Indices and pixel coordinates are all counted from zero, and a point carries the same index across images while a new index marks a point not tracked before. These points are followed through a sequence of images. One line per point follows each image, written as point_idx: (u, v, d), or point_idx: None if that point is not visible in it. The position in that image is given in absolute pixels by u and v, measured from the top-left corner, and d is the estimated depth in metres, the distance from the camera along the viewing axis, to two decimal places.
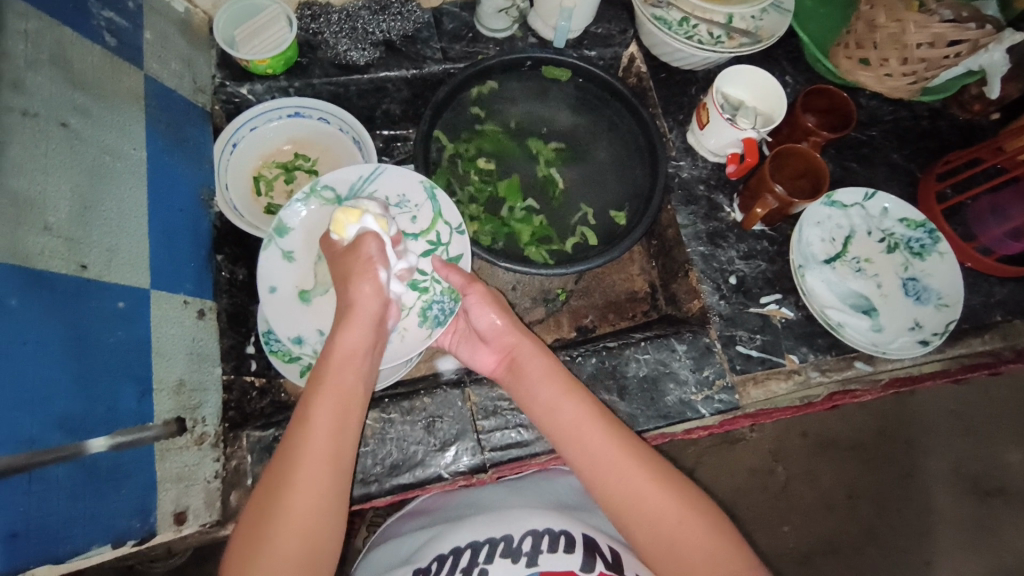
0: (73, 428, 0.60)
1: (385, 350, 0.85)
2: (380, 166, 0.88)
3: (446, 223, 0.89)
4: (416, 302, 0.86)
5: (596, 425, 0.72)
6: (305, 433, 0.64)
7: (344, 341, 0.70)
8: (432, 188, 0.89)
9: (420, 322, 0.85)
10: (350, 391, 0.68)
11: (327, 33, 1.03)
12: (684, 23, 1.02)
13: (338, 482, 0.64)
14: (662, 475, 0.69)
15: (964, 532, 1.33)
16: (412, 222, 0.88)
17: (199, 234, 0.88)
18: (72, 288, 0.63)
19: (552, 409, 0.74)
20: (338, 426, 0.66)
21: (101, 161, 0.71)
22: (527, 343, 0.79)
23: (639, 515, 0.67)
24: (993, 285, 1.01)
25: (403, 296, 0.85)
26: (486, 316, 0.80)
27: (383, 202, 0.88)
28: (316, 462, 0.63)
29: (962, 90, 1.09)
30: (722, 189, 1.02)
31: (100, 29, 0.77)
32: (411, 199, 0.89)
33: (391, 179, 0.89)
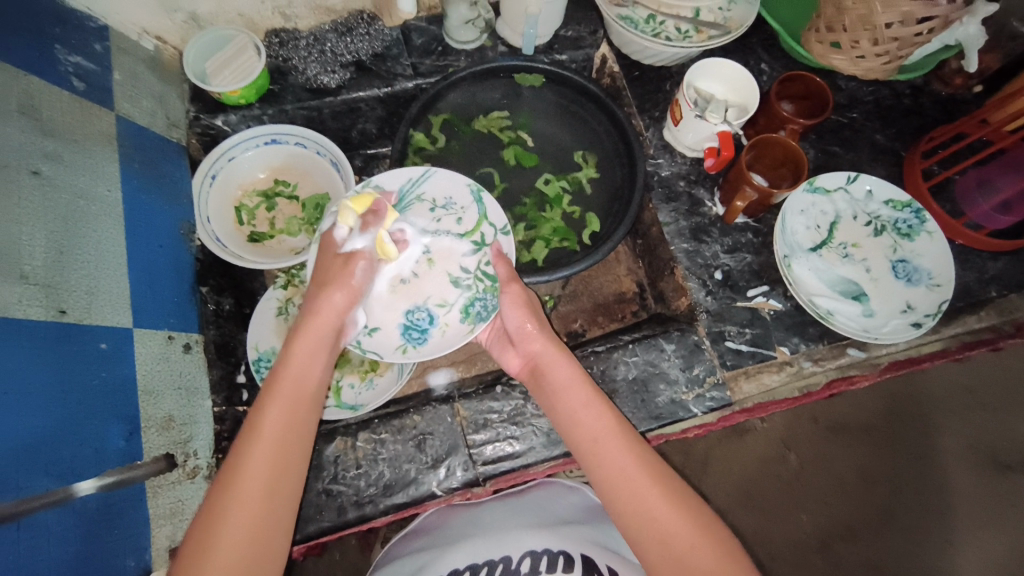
0: (61, 472, 0.61)
1: (426, 346, 0.85)
2: (430, 169, 0.90)
3: (491, 224, 0.89)
4: (459, 299, 0.86)
5: (608, 424, 0.72)
6: (254, 441, 0.63)
7: (303, 351, 0.70)
8: (478, 191, 0.91)
9: (461, 319, 0.85)
10: (303, 400, 0.68)
11: (296, 59, 1.03)
12: (651, 21, 1.02)
13: (280, 504, 0.62)
14: (664, 482, 0.68)
15: (984, 510, 1.31)
16: (458, 222, 0.89)
17: (181, 268, 0.89)
18: (53, 334, 0.64)
19: (575, 411, 0.74)
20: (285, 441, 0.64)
21: (76, 206, 0.72)
22: (547, 342, 0.78)
23: (642, 516, 0.66)
24: (986, 261, 0.99)
25: (446, 293, 0.86)
26: (520, 315, 0.80)
27: (429, 203, 0.90)
28: (259, 475, 0.61)
29: (941, 64, 1.08)
30: (702, 183, 1.01)
31: (68, 75, 0.78)
32: (457, 201, 0.91)
33: (440, 181, 0.91)
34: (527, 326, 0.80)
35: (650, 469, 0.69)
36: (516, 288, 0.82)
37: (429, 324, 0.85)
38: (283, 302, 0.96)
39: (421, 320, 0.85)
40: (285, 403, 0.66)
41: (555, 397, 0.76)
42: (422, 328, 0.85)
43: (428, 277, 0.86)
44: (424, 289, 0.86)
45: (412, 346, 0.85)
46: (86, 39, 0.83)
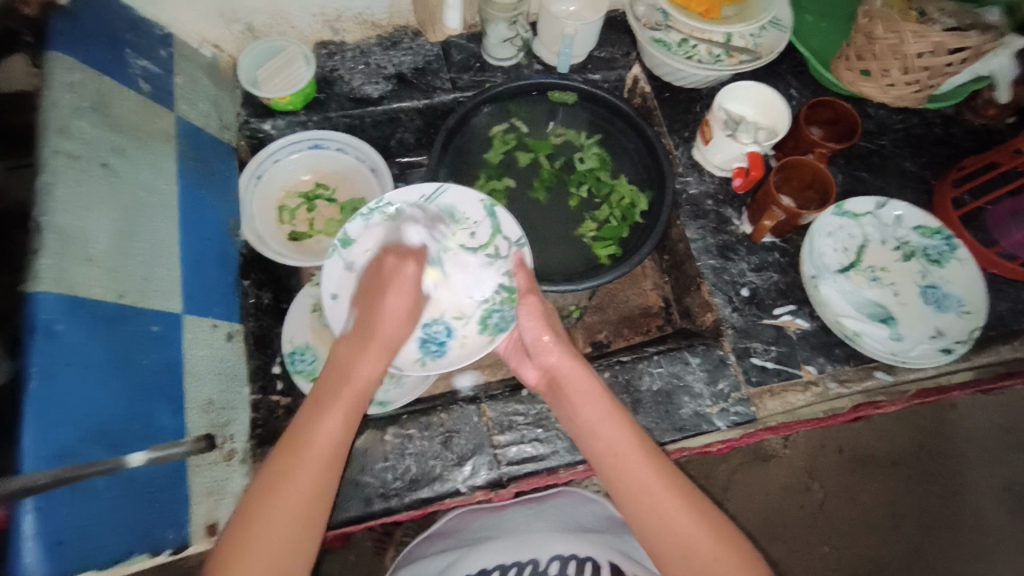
0: (112, 442, 0.64)
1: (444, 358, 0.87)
2: (442, 185, 0.91)
3: (505, 237, 0.91)
4: (476, 311, 0.89)
5: (632, 438, 0.72)
6: (286, 471, 0.63)
7: (364, 366, 0.71)
8: (491, 205, 0.92)
9: (480, 330, 0.88)
10: (353, 413, 0.68)
11: (342, 69, 1.09)
12: (683, 44, 1.06)
13: (317, 516, 0.63)
14: (686, 492, 0.69)
15: (1016, 553, 1.27)
16: (471, 237, 0.92)
17: (227, 261, 0.93)
18: (113, 312, 0.68)
19: (595, 425, 0.74)
20: (323, 476, 0.64)
21: (138, 197, 0.77)
22: (564, 353, 0.79)
23: (666, 530, 0.66)
24: (1018, 290, 0.99)
25: (462, 305, 0.89)
26: (536, 327, 0.82)
27: (443, 218, 0.92)
28: (302, 488, 0.63)
29: (973, 96, 1.08)
30: (730, 203, 1.03)
31: (135, 76, 0.84)
32: (469, 215, 0.92)
33: (452, 196, 0.92)
34: (544, 339, 0.81)
35: (672, 479, 0.69)
36: (533, 300, 0.84)
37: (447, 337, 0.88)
38: (318, 299, 1.00)
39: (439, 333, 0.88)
40: (338, 415, 0.67)
41: (574, 410, 0.76)
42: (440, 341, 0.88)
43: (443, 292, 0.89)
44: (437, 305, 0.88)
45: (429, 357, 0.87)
46: (152, 45, 0.90)
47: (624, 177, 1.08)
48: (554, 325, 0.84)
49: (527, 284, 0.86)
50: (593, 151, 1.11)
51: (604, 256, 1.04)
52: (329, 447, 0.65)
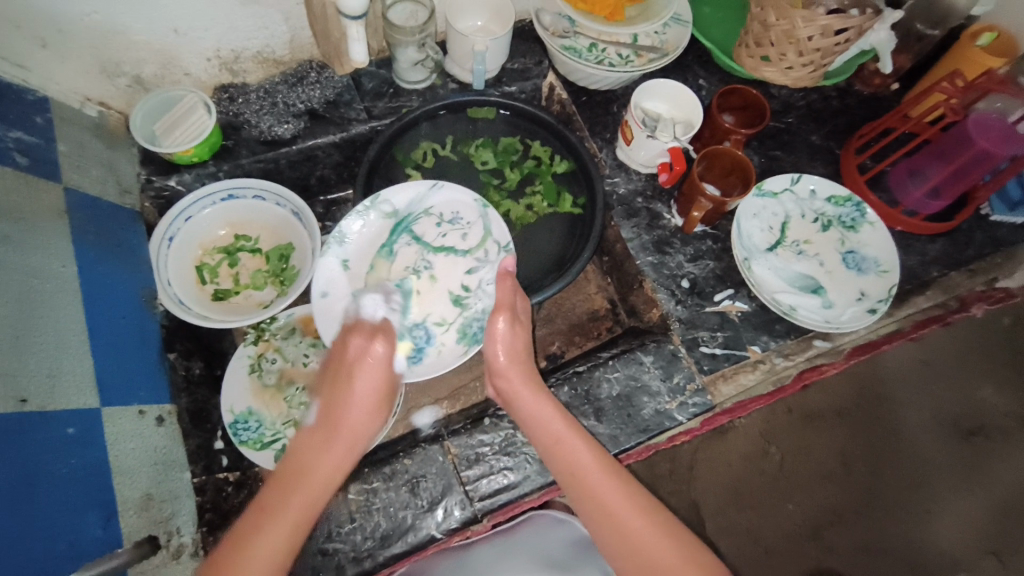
0: (36, 572, 0.57)
1: (421, 364, 0.86)
2: (438, 183, 0.93)
3: (494, 241, 0.92)
4: (456, 318, 0.89)
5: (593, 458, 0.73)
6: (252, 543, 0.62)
7: (322, 467, 0.68)
8: (484, 206, 0.94)
9: (458, 340, 0.88)
10: (307, 515, 0.65)
11: (247, 113, 1.03)
12: (594, 49, 1.07)
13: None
14: (650, 505, 0.70)
15: (955, 474, 1.37)
16: (461, 237, 0.92)
17: (147, 338, 0.86)
18: (15, 425, 0.61)
19: (560, 441, 0.75)
20: (289, 550, 0.63)
21: (29, 288, 0.69)
22: (520, 375, 0.79)
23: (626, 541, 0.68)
24: (925, 244, 1.07)
25: (446, 312, 0.89)
26: (494, 346, 0.80)
27: (436, 218, 0.93)
28: (265, 565, 0.61)
29: (861, 68, 1.16)
30: (659, 198, 1.05)
31: (10, 151, 0.75)
32: (463, 217, 0.94)
33: (445, 197, 0.94)
34: (500, 360, 0.80)
35: (631, 493, 0.71)
36: (501, 320, 0.80)
37: (426, 343, 0.87)
38: (256, 358, 0.95)
39: (419, 339, 0.87)
40: (295, 507, 0.65)
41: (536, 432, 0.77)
42: (418, 347, 0.87)
43: (429, 295, 0.89)
44: (425, 306, 0.89)
45: (407, 363, 0.86)
46: (25, 113, 0.81)
47: (536, 141, 1.10)
48: (519, 352, 0.81)
49: (505, 300, 0.81)
50: (478, 143, 1.10)
51: (573, 207, 1.06)
52: (278, 546, 0.62)
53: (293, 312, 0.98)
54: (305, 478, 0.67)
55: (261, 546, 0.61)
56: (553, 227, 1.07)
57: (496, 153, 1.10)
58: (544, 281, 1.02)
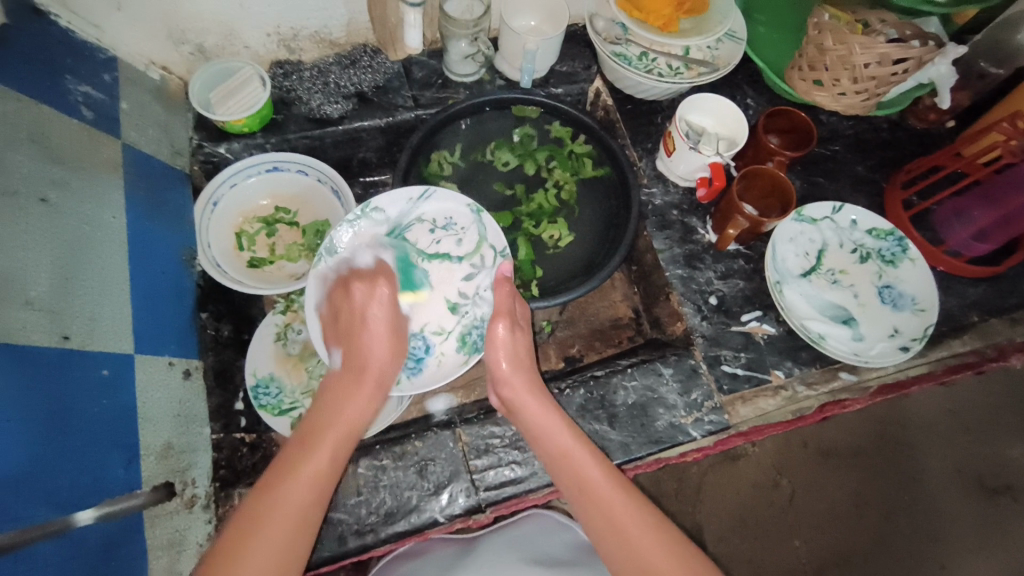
0: (60, 502, 0.60)
1: (421, 376, 0.87)
2: (430, 189, 0.90)
3: (491, 248, 0.91)
4: (455, 327, 0.89)
5: (604, 479, 0.72)
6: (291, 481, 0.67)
7: (352, 407, 0.76)
8: (478, 210, 0.92)
9: (458, 348, 0.89)
10: (345, 444, 0.73)
11: (300, 90, 1.06)
12: (644, 57, 1.07)
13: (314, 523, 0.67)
14: (664, 530, 0.69)
15: (975, 530, 1.32)
16: (457, 244, 0.91)
17: (182, 295, 0.89)
18: (56, 360, 0.64)
19: (566, 454, 0.75)
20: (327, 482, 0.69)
21: (82, 233, 0.72)
22: (525, 383, 0.81)
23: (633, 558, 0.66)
24: (966, 287, 1.03)
25: (443, 322, 0.89)
26: (496, 354, 0.83)
27: (429, 224, 0.91)
28: (301, 504, 0.66)
29: (916, 101, 1.13)
30: (694, 213, 1.05)
31: (78, 104, 0.79)
32: (457, 222, 0.92)
33: (439, 202, 0.91)
34: (501, 367, 0.82)
35: (644, 516, 0.69)
36: (501, 325, 0.83)
37: (425, 353, 0.88)
38: (283, 327, 0.97)
39: (418, 349, 0.88)
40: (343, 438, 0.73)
41: (541, 443, 0.78)
42: (418, 357, 0.88)
43: (427, 306, 0.89)
44: (421, 317, 0.89)
45: (406, 376, 0.87)
46: (96, 69, 0.85)
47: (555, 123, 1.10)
48: (519, 357, 0.84)
49: (504, 306, 0.84)
50: (501, 146, 1.11)
51: (592, 172, 1.09)
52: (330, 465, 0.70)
53: None
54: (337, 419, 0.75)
55: (311, 470, 0.69)
56: (583, 221, 1.08)
57: (516, 152, 1.11)
58: (572, 280, 1.03)
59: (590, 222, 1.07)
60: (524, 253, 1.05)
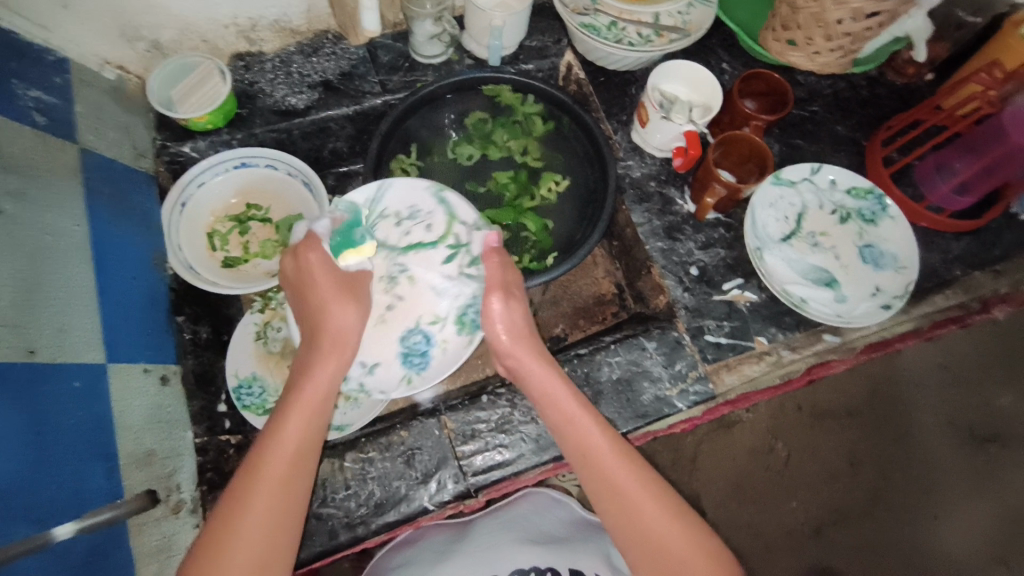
0: (39, 516, 0.60)
1: (429, 368, 0.85)
2: (385, 183, 0.88)
3: (462, 223, 0.88)
4: (450, 312, 0.86)
5: (612, 449, 0.72)
6: (255, 475, 0.65)
7: (319, 376, 0.72)
8: (439, 191, 0.89)
9: (458, 331, 0.86)
10: (312, 417, 0.70)
11: (262, 82, 1.03)
12: (613, 27, 1.05)
13: (293, 503, 0.66)
14: (662, 492, 0.71)
15: (967, 481, 1.34)
16: (428, 230, 0.88)
17: (156, 299, 0.88)
18: (25, 374, 0.63)
19: (573, 421, 0.74)
20: (296, 457, 0.67)
21: (42, 243, 0.71)
22: (529, 352, 0.78)
23: (638, 525, 0.68)
24: (948, 241, 1.03)
25: (435, 308, 0.85)
26: (494, 328, 0.78)
27: (394, 218, 0.88)
28: (270, 491, 0.65)
29: (893, 56, 1.11)
30: (672, 183, 1.03)
31: (28, 110, 0.77)
32: (422, 208, 0.89)
33: (398, 193, 0.89)
34: (501, 339, 0.78)
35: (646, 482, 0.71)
36: (495, 299, 0.78)
37: (427, 345, 0.85)
38: (261, 326, 0.96)
39: (419, 344, 0.85)
40: (304, 415, 0.70)
41: (548, 411, 0.76)
42: (421, 351, 0.85)
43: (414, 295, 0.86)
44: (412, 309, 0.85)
45: (415, 372, 0.85)
46: (45, 73, 0.82)
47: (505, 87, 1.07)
48: (520, 328, 0.79)
49: (497, 278, 0.80)
50: (464, 140, 1.09)
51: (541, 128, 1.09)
52: (296, 448, 0.68)
53: None
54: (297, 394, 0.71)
55: (271, 465, 0.66)
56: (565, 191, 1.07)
57: (475, 142, 1.09)
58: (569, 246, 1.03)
59: (570, 196, 1.06)
60: (535, 228, 1.04)
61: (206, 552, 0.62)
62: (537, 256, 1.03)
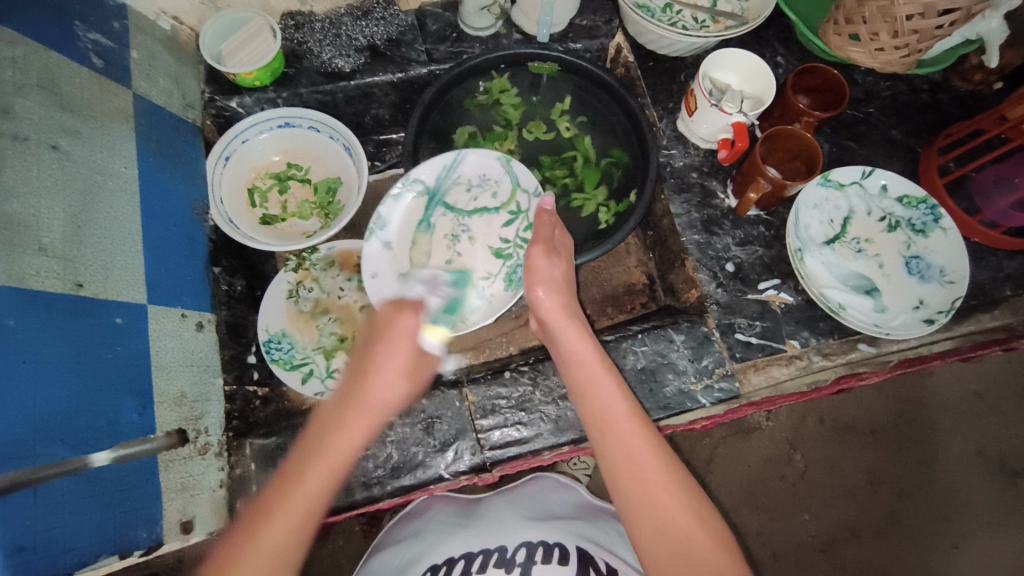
0: (75, 442, 0.62)
1: (476, 315, 0.88)
2: (461, 152, 0.91)
3: (525, 191, 0.93)
4: (501, 269, 0.91)
5: (630, 417, 0.71)
6: (273, 510, 0.62)
7: (347, 435, 0.67)
8: (508, 161, 0.93)
9: (507, 287, 0.90)
10: (335, 474, 0.65)
11: (311, 42, 1.04)
12: (668, 9, 1.02)
13: (295, 553, 0.62)
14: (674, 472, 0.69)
15: (990, 511, 1.29)
16: (493, 197, 0.93)
17: (195, 247, 0.90)
18: (71, 305, 0.65)
19: (596, 384, 0.74)
20: (311, 506, 0.63)
21: (93, 181, 0.73)
22: (557, 306, 0.78)
23: (643, 497, 0.67)
24: (1001, 259, 0.98)
25: (489, 265, 0.90)
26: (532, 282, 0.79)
27: (466, 184, 0.93)
28: (283, 527, 0.62)
29: (961, 60, 1.06)
30: (715, 175, 1.01)
31: (87, 52, 0.78)
32: (491, 176, 0.93)
33: (472, 161, 0.93)
34: (539, 293, 0.79)
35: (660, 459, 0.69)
36: (536, 252, 0.80)
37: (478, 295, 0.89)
38: (294, 285, 1.00)
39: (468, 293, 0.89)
40: (321, 471, 0.64)
41: (571, 370, 0.76)
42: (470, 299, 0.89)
43: (472, 253, 0.91)
44: (469, 262, 0.90)
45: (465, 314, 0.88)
46: (105, 17, 0.84)
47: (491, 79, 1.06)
48: (557, 281, 0.80)
49: (543, 234, 0.82)
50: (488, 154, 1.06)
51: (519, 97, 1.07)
52: (315, 493, 0.64)
53: (334, 245, 1.02)
54: (330, 436, 0.67)
55: (297, 496, 0.63)
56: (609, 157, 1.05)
57: None
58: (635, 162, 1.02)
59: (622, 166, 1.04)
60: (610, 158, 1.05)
61: (245, 526, 0.63)
62: (622, 190, 1.03)
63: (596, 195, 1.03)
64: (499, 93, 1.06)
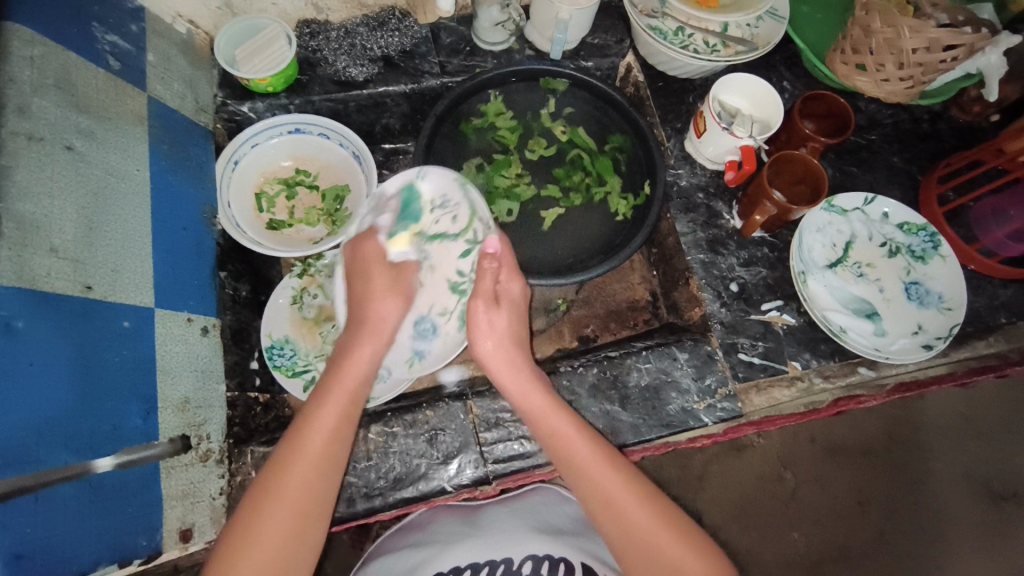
0: (79, 447, 0.61)
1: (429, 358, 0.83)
2: (421, 168, 0.77)
3: (482, 219, 0.76)
4: (457, 307, 0.80)
5: (600, 460, 0.71)
6: (290, 457, 0.66)
7: (357, 362, 0.71)
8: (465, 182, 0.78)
9: (460, 328, 0.82)
10: (349, 414, 0.70)
11: (326, 50, 1.04)
12: (680, 33, 1.03)
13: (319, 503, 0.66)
14: (659, 504, 0.70)
15: (975, 534, 1.31)
16: (452, 222, 0.77)
17: (203, 252, 0.89)
18: (79, 308, 0.65)
19: (557, 436, 0.73)
20: (327, 455, 0.67)
21: (105, 183, 0.72)
22: (507, 360, 0.76)
23: (630, 532, 0.68)
24: (996, 287, 1.00)
25: (444, 303, 0.79)
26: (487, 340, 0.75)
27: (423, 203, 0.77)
28: (301, 482, 0.65)
29: (961, 92, 1.09)
30: (721, 196, 1.02)
31: (104, 53, 0.78)
32: (450, 197, 0.77)
33: (433, 180, 0.77)
34: (487, 349, 0.76)
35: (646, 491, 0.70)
36: (478, 307, 0.75)
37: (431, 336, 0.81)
38: (299, 290, 0.98)
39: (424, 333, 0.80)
40: (331, 416, 0.68)
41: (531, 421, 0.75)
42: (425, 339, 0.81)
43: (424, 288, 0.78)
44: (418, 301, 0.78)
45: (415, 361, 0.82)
46: (122, 19, 0.84)
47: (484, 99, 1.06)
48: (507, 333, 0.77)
49: (485, 288, 0.74)
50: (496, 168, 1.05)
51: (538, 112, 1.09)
52: (328, 435, 0.67)
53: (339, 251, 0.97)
54: (340, 374, 0.71)
55: (307, 448, 0.66)
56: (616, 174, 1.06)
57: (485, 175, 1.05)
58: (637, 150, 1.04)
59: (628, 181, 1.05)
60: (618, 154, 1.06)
61: (253, 499, 0.64)
62: (636, 179, 1.04)
63: (615, 184, 1.05)
64: (495, 116, 1.06)
